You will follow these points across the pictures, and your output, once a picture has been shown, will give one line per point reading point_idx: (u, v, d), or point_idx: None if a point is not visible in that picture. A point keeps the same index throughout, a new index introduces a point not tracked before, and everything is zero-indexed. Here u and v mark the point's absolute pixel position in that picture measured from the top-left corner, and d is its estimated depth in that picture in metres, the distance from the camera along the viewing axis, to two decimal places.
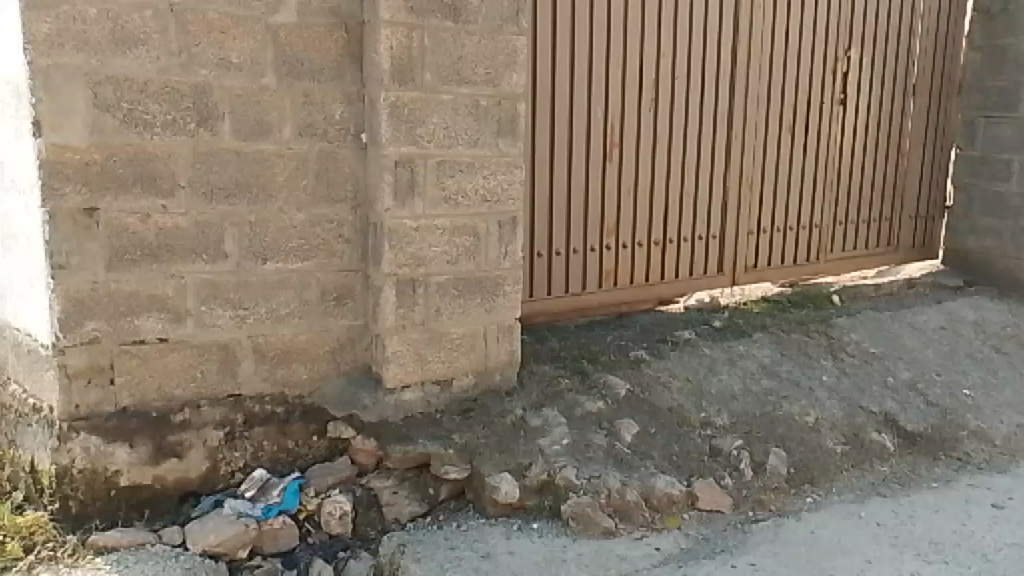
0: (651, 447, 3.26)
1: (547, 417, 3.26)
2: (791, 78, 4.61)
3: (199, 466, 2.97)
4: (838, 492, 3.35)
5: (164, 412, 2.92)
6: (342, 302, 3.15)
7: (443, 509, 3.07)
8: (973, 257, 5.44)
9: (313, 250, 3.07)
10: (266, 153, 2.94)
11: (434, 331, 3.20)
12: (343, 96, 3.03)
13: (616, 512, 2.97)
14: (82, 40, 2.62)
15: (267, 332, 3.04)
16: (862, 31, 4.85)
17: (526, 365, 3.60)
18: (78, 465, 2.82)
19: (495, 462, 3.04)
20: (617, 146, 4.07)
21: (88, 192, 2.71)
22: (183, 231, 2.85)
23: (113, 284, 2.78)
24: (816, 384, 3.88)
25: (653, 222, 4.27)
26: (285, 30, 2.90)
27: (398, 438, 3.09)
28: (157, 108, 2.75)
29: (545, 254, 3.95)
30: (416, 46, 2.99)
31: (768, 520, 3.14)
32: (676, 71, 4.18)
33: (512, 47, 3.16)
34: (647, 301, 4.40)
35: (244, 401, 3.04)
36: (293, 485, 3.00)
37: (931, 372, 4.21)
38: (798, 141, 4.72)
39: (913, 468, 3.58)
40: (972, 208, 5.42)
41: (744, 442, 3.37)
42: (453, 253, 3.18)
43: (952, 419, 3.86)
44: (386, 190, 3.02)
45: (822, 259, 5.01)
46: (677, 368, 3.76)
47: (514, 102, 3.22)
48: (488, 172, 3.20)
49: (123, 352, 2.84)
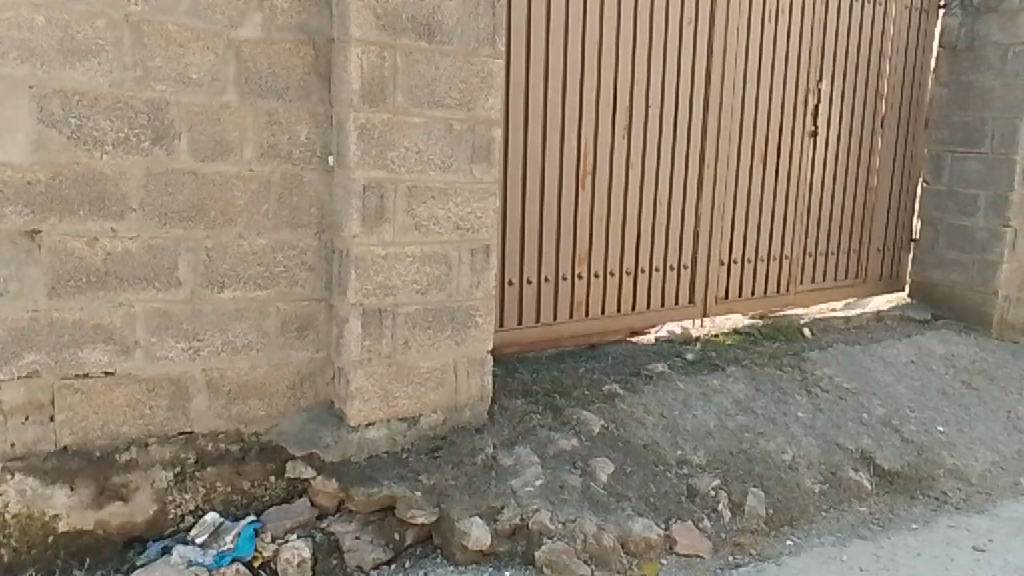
0: (628, 487, 3.13)
1: (520, 456, 3.11)
2: (763, 109, 4.58)
3: (146, 509, 2.76)
4: (819, 534, 3.24)
5: (109, 451, 2.72)
6: (304, 333, 2.98)
7: (409, 556, 2.88)
8: (940, 290, 5.46)
9: (273, 278, 2.90)
10: (226, 175, 2.77)
11: (401, 364, 3.04)
12: (309, 117, 2.88)
13: (592, 558, 2.84)
14: (27, 50, 2.43)
15: (222, 365, 2.85)
16: (833, 64, 4.86)
17: (498, 400, 3.45)
18: (11, 510, 2.58)
19: (464, 505, 2.87)
20: (590, 173, 3.97)
21: (30, 213, 2.51)
22: (133, 257, 2.66)
23: (55, 312, 2.57)
24: (791, 420, 3.79)
25: (625, 251, 4.17)
26: (249, 46, 2.75)
27: (362, 479, 2.90)
28: (108, 125, 2.56)
29: (516, 282, 3.82)
30: (389, 66, 2.85)
31: (749, 565, 3.01)
32: (650, 99, 4.11)
33: (487, 70, 3.05)
34: (618, 332, 4.29)
35: (196, 439, 2.85)
36: (248, 529, 2.79)
37: (905, 408, 4.16)
38: (770, 173, 4.69)
39: (892, 508, 3.50)
40: (939, 241, 5.44)
41: (722, 482, 3.26)
42: (423, 283, 3.03)
43: (928, 457, 3.80)
44: (353, 216, 2.87)
45: (792, 291, 4.97)
46: (651, 404, 3.65)
47: (488, 126, 3.09)
48: (461, 198, 3.07)
49: (64, 387, 2.63)
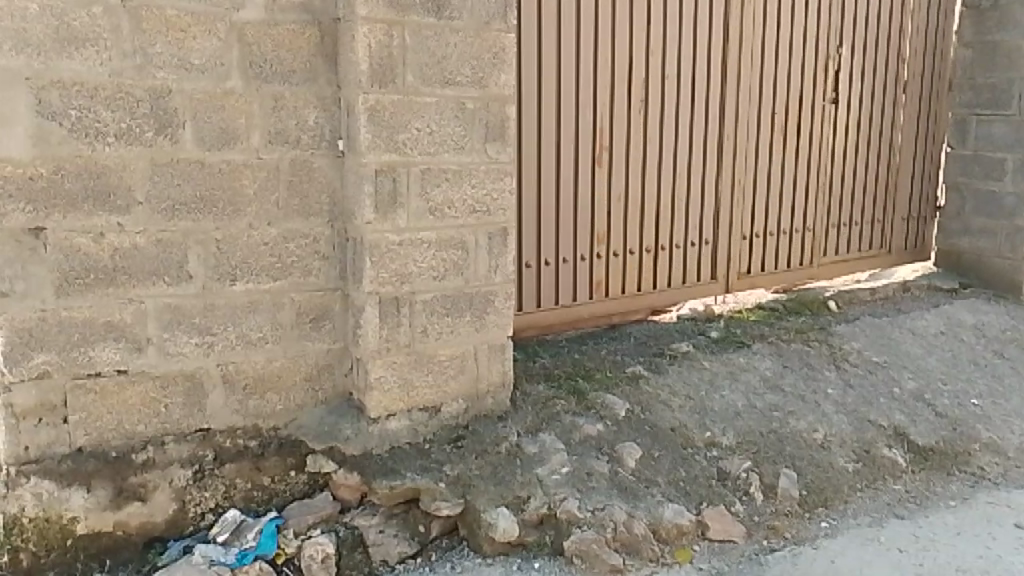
0: (657, 472, 3.05)
1: (544, 443, 3.03)
2: (783, 78, 4.43)
3: (165, 509, 2.70)
4: (855, 514, 3.15)
5: (125, 450, 2.65)
6: (320, 324, 2.90)
7: (435, 548, 2.80)
8: (967, 258, 5.30)
9: (287, 268, 2.81)
10: (233, 164, 2.67)
11: (420, 353, 2.95)
12: (316, 100, 2.78)
13: (623, 546, 2.76)
14: (22, 39, 2.34)
15: (237, 359, 2.78)
16: (853, 29, 4.69)
17: (519, 387, 3.37)
18: (28, 514, 2.53)
19: (490, 496, 2.79)
20: (606, 150, 3.86)
21: (33, 210, 2.42)
22: (141, 252, 2.58)
23: (64, 311, 2.50)
24: (821, 398, 3.69)
25: (644, 228, 4.06)
26: (252, 28, 2.64)
27: (385, 472, 2.83)
28: (109, 116, 2.47)
29: (533, 264, 3.73)
30: (397, 44, 2.74)
31: (785, 549, 2.92)
32: (666, 70, 3.98)
33: (499, 45, 2.93)
34: (640, 312, 4.20)
35: (214, 436, 2.79)
36: (270, 526, 2.73)
37: (937, 381, 4.04)
38: (790, 144, 4.54)
39: (928, 486, 3.40)
40: (965, 208, 5.28)
41: (753, 464, 3.17)
42: (439, 269, 2.94)
43: (963, 431, 3.69)
44: (366, 202, 2.77)
45: (816, 263, 4.84)
46: (677, 385, 3.56)
47: (503, 104, 2.98)
48: (476, 180, 2.96)
49: (77, 387, 2.56)
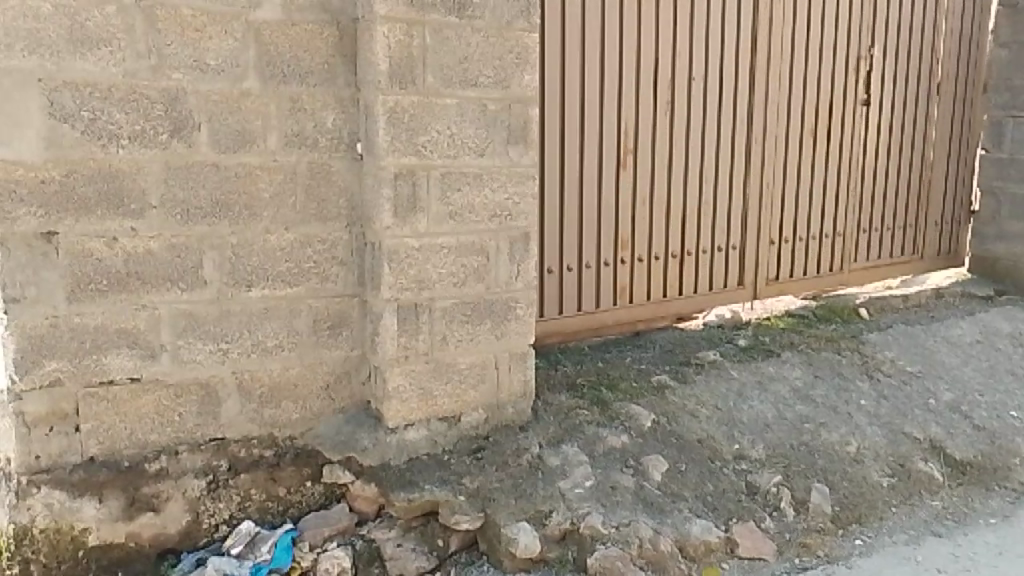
0: (683, 486, 2.94)
1: (567, 455, 2.94)
2: (813, 79, 4.31)
3: (178, 520, 2.64)
4: (890, 532, 3.02)
5: (138, 460, 2.59)
6: (337, 331, 2.83)
7: (454, 564, 2.71)
8: (1003, 263, 5.13)
9: (304, 274, 2.74)
10: (249, 166, 2.61)
11: (439, 361, 2.87)
12: (335, 102, 2.71)
13: (649, 564, 2.65)
14: (35, 39, 2.28)
15: (253, 367, 2.71)
16: (886, 28, 4.56)
17: (541, 396, 3.28)
18: (38, 525, 2.47)
19: (511, 510, 2.70)
20: (631, 153, 3.76)
21: (45, 214, 2.37)
22: (155, 257, 2.52)
23: (75, 317, 2.44)
24: (854, 409, 3.56)
25: (670, 233, 3.95)
26: (269, 28, 2.58)
27: (403, 484, 2.75)
28: (123, 118, 2.42)
29: (556, 269, 3.63)
30: (417, 44, 2.67)
31: (818, 568, 2.80)
32: (693, 71, 3.87)
33: (523, 45, 2.84)
34: (665, 318, 4.09)
35: (228, 445, 2.72)
36: (285, 539, 2.67)
37: (974, 392, 3.90)
38: (820, 146, 4.42)
39: (966, 502, 3.27)
40: (1001, 212, 5.10)
41: (784, 478, 3.06)
42: (459, 275, 2.86)
43: (1003, 445, 3.55)
44: (384, 206, 2.70)
45: (846, 269, 4.71)
46: (704, 394, 3.45)
47: (525, 105, 2.90)
48: (498, 183, 2.88)
49: (89, 395, 2.51)
